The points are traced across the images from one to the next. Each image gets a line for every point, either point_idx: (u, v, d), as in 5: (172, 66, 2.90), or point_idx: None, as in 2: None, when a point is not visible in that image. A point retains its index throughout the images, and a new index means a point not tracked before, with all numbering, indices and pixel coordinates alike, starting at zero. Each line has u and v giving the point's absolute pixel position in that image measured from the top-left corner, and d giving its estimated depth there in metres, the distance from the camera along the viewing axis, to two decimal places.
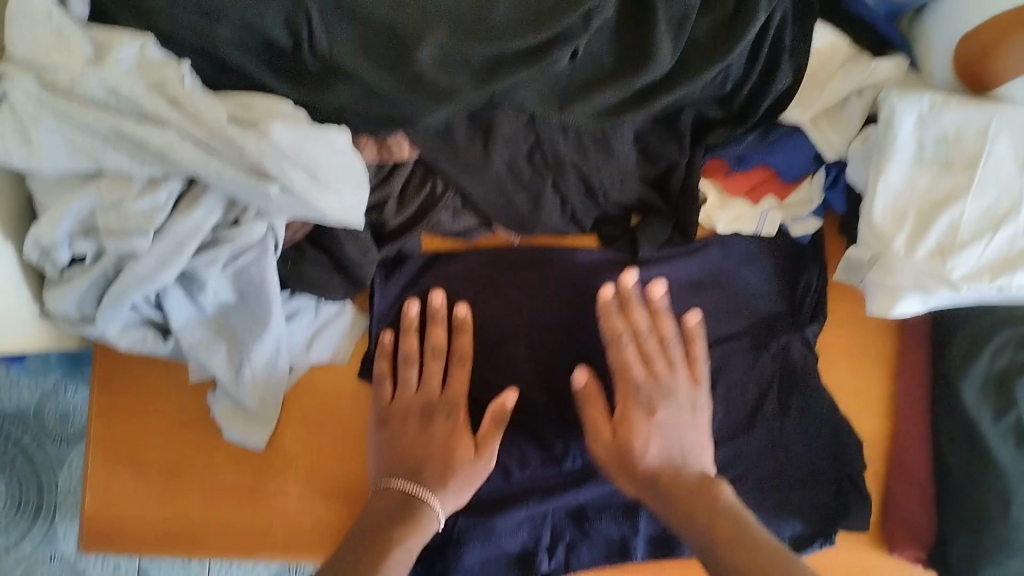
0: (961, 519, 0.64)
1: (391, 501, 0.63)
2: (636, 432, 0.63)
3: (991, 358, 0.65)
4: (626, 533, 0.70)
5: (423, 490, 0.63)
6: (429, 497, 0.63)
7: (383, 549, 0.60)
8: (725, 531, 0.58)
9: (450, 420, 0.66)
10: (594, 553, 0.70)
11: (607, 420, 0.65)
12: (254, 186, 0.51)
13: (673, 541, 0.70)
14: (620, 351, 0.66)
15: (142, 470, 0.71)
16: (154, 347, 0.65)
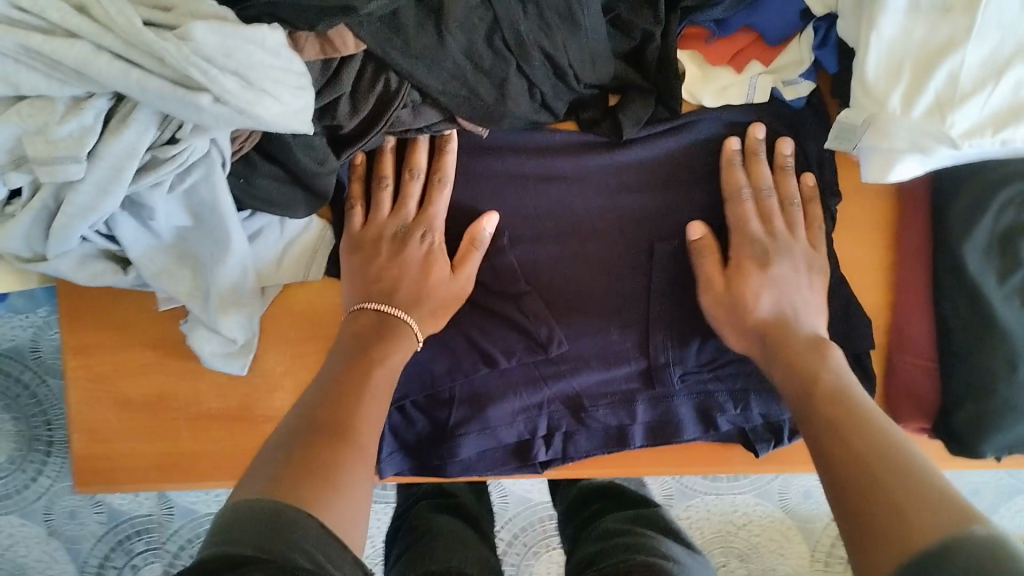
0: (965, 386, 0.62)
1: (367, 321, 0.61)
2: (752, 285, 0.62)
3: (995, 216, 0.61)
4: (624, 421, 0.68)
5: (397, 310, 0.62)
6: (403, 315, 0.62)
7: (367, 361, 0.58)
8: (821, 383, 0.54)
9: (425, 247, 0.64)
10: (592, 440, 0.69)
11: (721, 272, 0.64)
12: (184, 97, 0.47)
13: (673, 427, 0.68)
14: (742, 206, 0.65)
15: (125, 405, 0.69)
16: (116, 279, 0.63)
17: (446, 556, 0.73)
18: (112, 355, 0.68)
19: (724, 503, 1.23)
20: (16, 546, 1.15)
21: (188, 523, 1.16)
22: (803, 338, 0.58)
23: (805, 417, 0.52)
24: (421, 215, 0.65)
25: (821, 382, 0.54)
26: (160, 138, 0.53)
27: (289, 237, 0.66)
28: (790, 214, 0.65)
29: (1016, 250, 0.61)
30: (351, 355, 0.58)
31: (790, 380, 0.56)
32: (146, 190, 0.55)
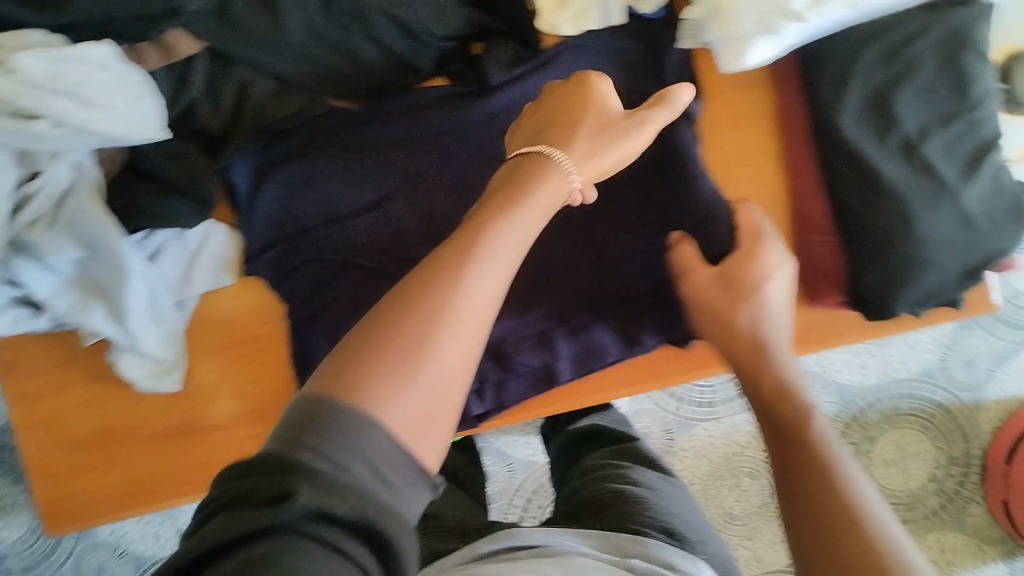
0: (866, 250, 0.62)
1: (517, 167, 0.49)
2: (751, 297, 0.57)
3: (863, 78, 0.61)
4: (548, 359, 0.69)
5: (538, 148, 0.50)
6: (545, 151, 0.49)
7: (518, 198, 0.46)
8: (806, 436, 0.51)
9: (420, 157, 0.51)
10: (521, 385, 0.69)
11: (707, 271, 0.61)
12: (21, 126, 0.48)
13: (592, 352, 0.69)
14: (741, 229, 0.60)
15: (76, 444, 0.70)
16: (31, 324, 0.64)
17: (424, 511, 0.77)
18: (52, 399, 0.69)
19: (723, 429, 1.18)
20: None
21: None
22: (784, 365, 0.55)
23: (768, 430, 0.53)
24: None
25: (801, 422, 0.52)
26: (22, 175, 0.55)
27: (192, 247, 0.68)
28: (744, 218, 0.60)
29: (891, 106, 0.61)
30: (485, 210, 0.45)
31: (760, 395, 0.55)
32: (25, 228, 0.58)
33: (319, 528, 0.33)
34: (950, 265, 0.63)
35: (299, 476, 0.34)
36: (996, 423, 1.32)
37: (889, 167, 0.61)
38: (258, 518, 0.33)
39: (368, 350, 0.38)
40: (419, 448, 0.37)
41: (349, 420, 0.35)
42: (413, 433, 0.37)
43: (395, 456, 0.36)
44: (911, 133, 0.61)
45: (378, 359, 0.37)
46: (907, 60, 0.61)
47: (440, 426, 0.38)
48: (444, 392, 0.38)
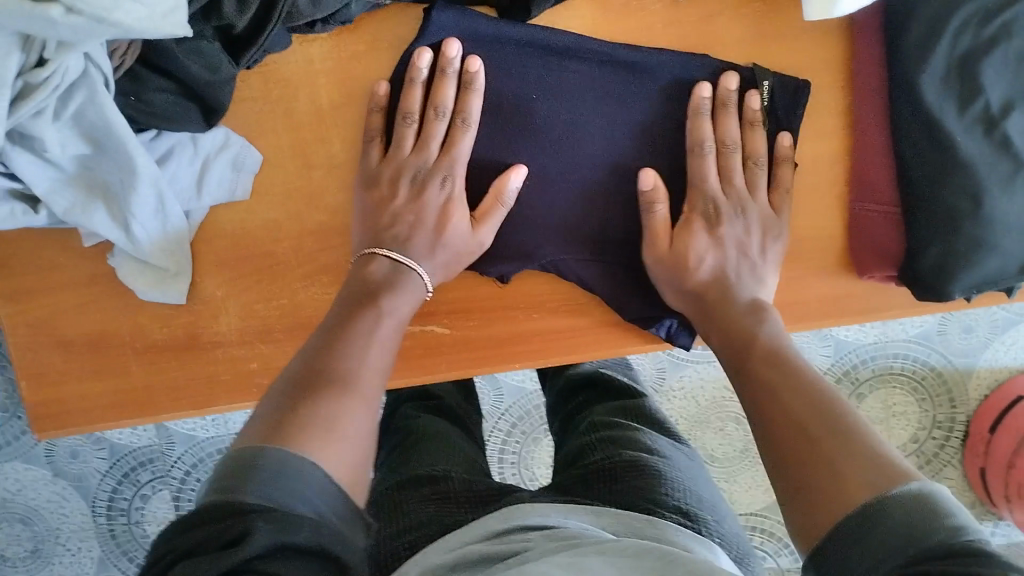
0: (930, 229, 0.59)
1: (357, 286, 0.58)
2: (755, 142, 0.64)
3: (952, 40, 0.58)
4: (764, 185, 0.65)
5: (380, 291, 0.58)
6: (386, 292, 0.58)
7: (345, 326, 0.54)
8: (821, 463, 0.45)
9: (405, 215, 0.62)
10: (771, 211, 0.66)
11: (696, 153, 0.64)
12: (32, 12, 0.42)
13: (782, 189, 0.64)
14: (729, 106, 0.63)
15: (69, 346, 0.67)
16: (28, 220, 0.59)
17: (427, 458, 0.70)
18: (47, 295, 0.66)
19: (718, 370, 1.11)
20: (25, 491, 1.08)
21: (191, 449, 1.08)
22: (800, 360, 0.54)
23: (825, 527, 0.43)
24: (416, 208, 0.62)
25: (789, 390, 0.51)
26: (28, 63, 0.48)
27: (204, 156, 0.62)
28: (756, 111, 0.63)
29: (977, 74, 0.58)
30: (337, 317, 0.56)
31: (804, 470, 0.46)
32: (29, 120, 0.51)
33: (278, 561, 0.36)
34: (1012, 251, 0.60)
35: (256, 517, 0.37)
36: (985, 392, 1.21)
37: (968, 139, 0.58)
38: (217, 563, 0.35)
39: (289, 420, 0.45)
40: (350, 480, 0.45)
41: (287, 463, 0.41)
42: (334, 464, 0.44)
43: (328, 489, 0.42)
44: (993, 106, 0.58)
45: (289, 414, 0.45)
46: (1001, 25, 0.58)
47: (355, 487, 0.45)
48: (355, 466, 0.46)
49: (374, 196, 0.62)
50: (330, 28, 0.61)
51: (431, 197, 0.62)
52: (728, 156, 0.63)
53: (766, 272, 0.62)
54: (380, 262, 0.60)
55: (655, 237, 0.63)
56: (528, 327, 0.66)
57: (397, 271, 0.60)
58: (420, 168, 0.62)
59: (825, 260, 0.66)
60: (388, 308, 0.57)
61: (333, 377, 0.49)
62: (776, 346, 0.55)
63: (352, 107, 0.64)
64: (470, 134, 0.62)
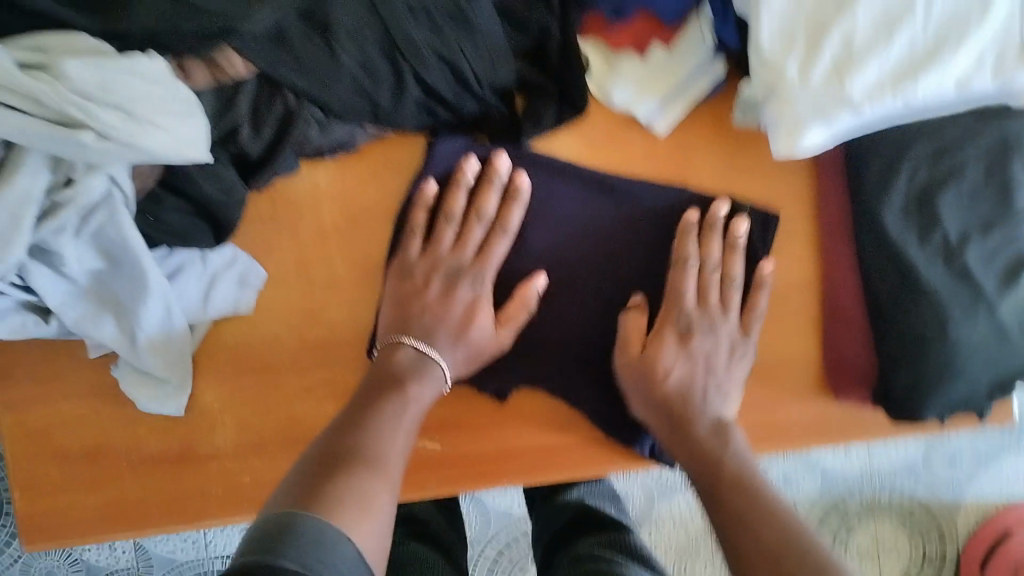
0: (899, 353, 0.62)
1: (387, 365, 0.63)
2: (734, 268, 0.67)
3: (908, 177, 0.63)
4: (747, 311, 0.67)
5: (401, 351, 0.64)
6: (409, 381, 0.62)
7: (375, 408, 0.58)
8: None
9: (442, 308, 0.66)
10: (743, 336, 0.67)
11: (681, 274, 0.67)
12: (64, 137, 0.45)
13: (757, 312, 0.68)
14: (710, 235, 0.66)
15: (63, 458, 0.68)
16: (38, 330, 0.62)
17: None
18: (47, 407, 0.67)
19: None
20: None
21: (171, 572, 1.06)
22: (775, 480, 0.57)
23: None
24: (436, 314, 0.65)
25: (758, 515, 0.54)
26: (55, 181, 0.52)
27: (211, 272, 0.66)
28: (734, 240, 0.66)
29: (934, 208, 0.63)
30: (384, 381, 0.61)
31: None
32: (52, 236, 0.54)
33: None
34: (978, 375, 0.63)
35: None
36: (974, 524, 1.20)
37: (929, 268, 0.62)
38: None
39: (337, 466, 0.52)
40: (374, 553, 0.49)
41: (319, 526, 0.45)
42: (365, 540, 0.48)
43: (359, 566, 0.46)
44: (951, 237, 0.63)
45: (317, 489, 0.49)
46: (952, 165, 0.63)
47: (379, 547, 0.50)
48: (379, 540, 0.49)
49: (405, 286, 0.66)
50: (335, 153, 0.66)
51: (461, 293, 0.66)
52: (705, 275, 0.67)
53: (731, 388, 0.66)
54: (406, 351, 0.64)
55: (628, 343, 0.66)
56: (516, 444, 0.68)
57: (421, 361, 0.63)
58: (456, 266, 0.66)
59: (802, 382, 0.68)
60: (411, 394, 0.61)
61: (359, 456, 0.53)
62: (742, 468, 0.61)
63: (353, 228, 0.68)
64: (508, 241, 0.66)
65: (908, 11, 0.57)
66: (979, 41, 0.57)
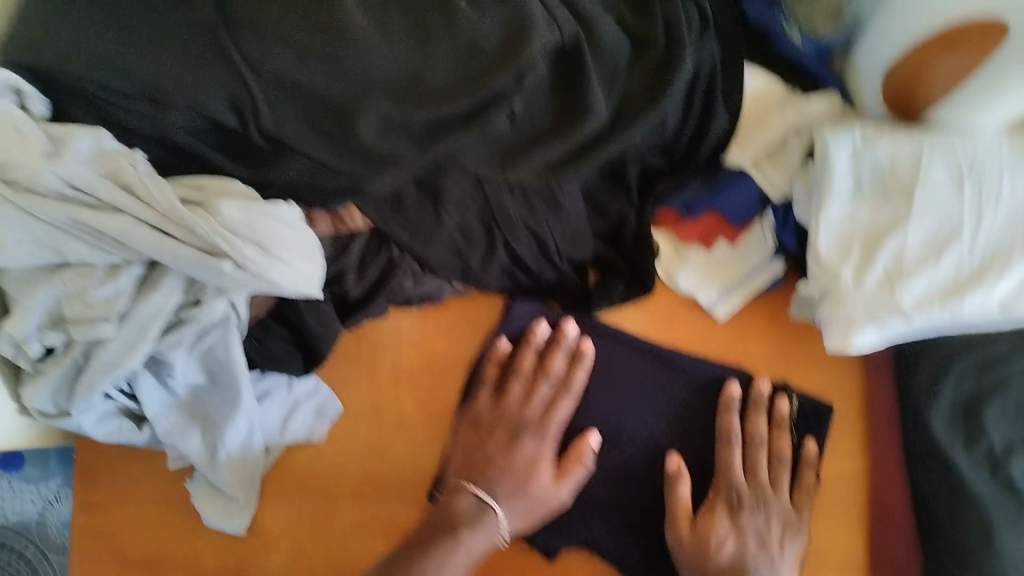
0: (946, 553, 0.63)
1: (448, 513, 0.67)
2: (783, 446, 0.69)
3: (955, 384, 0.67)
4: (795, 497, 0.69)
5: (465, 496, 0.68)
6: (466, 530, 0.66)
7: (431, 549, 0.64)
8: None
9: (523, 456, 0.69)
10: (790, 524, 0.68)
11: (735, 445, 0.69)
12: (207, 263, 0.53)
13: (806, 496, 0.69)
14: (759, 409, 0.70)
15: (122, 563, 0.70)
16: (130, 437, 0.66)
17: None
18: (118, 510, 0.71)
19: None
20: None
21: None
22: None
23: None
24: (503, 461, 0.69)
25: None
26: (184, 300, 0.59)
27: (295, 398, 0.71)
28: (781, 416, 0.70)
29: (980, 418, 0.66)
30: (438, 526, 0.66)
31: None
32: (169, 348, 0.60)
33: None
34: None
35: None
36: None
37: (976, 473, 0.64)
38: None
39: None
40: None
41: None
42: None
43: None
44: (996, 447, 0.65)
45: None
46: (998, 377, 0.67)
47: None
48: None
49: (473, 435, 0.71)
50: (423, 303, 0.74)
51: (524, 450, 0.69)
52: (755, 452, 0.69)
53: (784, 568, 0.65)
54: (468, 500, 0.67)
55: (676, 519, 0.67)
56: None
57: (480, 511, 0.67)
58: (520, 423, 0.70)
59: (845, 574, 0.69)
60: (464, 542, 0.65)
61: None
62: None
63: (428, 375, 0.74)
64: (571, 401, 0.70)
65: (957, 232, 0.62)
66: None
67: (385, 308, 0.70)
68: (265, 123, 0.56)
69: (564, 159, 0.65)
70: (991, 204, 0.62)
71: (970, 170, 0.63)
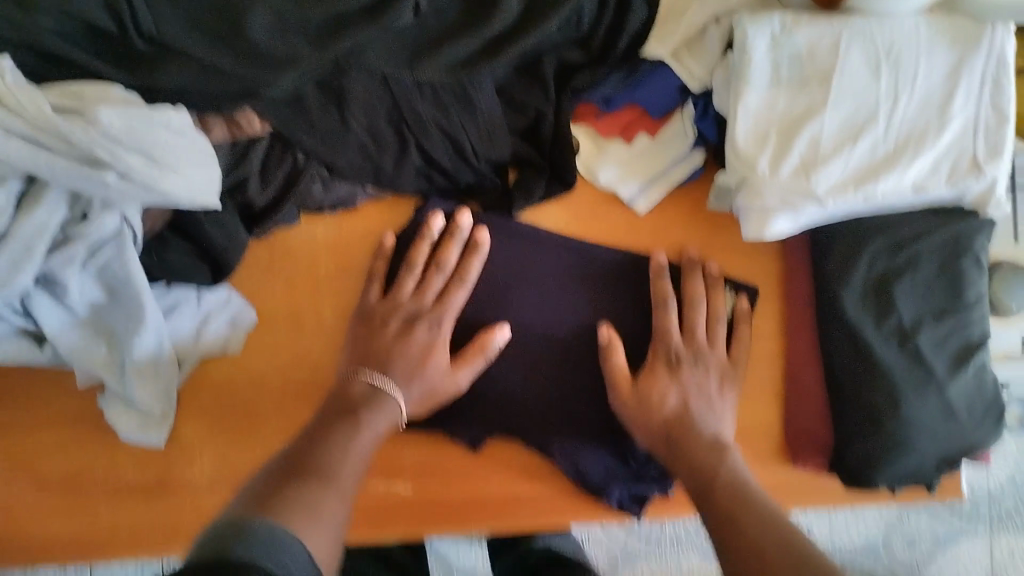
0: (857, 426, 0.67)
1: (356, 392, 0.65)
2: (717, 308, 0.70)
3: (870, 262, 0.67)
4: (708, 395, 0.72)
5: (364, 368, 0.66)
6: (363, 410, 0.63)
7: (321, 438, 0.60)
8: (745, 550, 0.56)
9: (429, 337, 0.67)
10: None
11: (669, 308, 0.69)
12: (91, 175, 0.49)
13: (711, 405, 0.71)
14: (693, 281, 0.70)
15: (38, 483, 0.69)
16: (30, 357, 0.63)
17: None
18: (28, 433, 0.69)
19: None
20: None
21: None
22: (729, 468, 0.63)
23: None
24: (434, 308, 0.68)
25: (722, 495, 0.61)
26: (69, 216, 0.56)
27: (205, 311, 0.68)
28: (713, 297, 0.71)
29: (891, 294, 0.67)
30: (337, 408, 0.63)
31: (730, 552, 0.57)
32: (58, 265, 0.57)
33: None
34: (926, 454, 0.67)
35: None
36: None
37: (885, 349, 0.66)
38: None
39: (295, 475, 0.55)
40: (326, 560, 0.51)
41: (271, 527, 0.47)
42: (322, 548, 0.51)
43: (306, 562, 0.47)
44: (904, 322, 0.66)
45: (271, 504, 0.51)
46: (910, 255, 0.67)
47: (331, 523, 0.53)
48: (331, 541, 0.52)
49: (363, 330, 0.68)
50: (335, 209, 0.71)
51: (418, 336, 0.67)
52: (693, 313, 0.70)
53: (726, 414, 0.67)
54: (362, 383, 0.65)
55: (618, 382, 0.67)
56: (490, 492, 0.71)
57: (376, 393, 0.65)
58: (416, 311, 0.68)
59: (763, 449, 0.71)
60: (366, 421, 0.62)
61: (312, 472, 0.56)
62: (738, 482, 0.62)
63: (346, 279, 0.72)
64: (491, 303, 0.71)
65: (873, 117, 0.62)
66: (937, 150, 0.62)
67: (294, 215, 0.68)
68: (143, 23, 0.53)
69: (476, 57, 0.62)
70: (905, 89, 0.62)
71: (887, 56, 0.62)
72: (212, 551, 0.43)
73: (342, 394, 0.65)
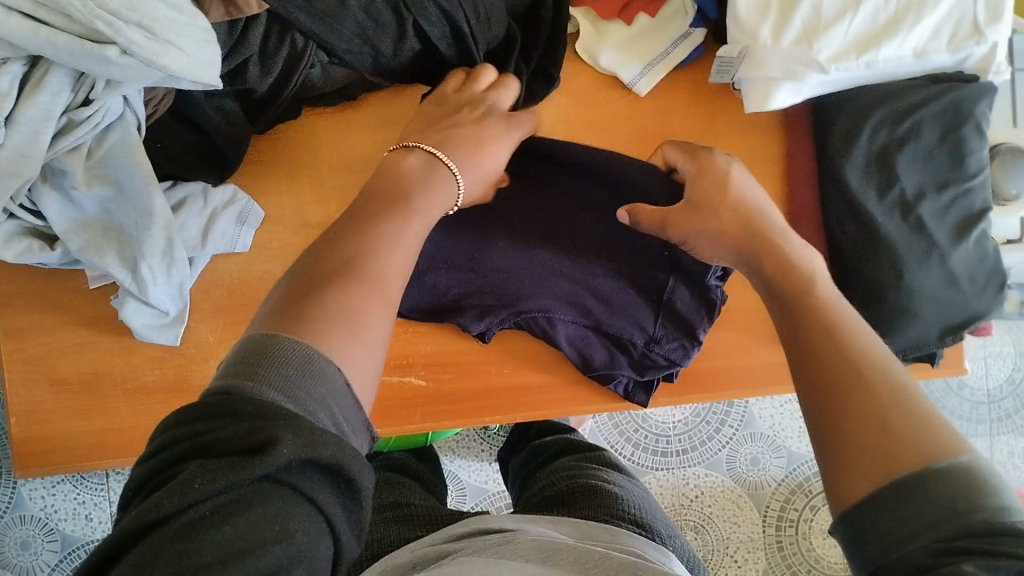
0: (859, 296, 0.68)
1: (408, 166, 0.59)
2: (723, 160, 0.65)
3: (870, 136, 0.67)
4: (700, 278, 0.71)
5: (420, 145, 0.61)
6: (414, 188, 0.57)
7: (372, 216, 0.52)
8: (861, 413, 0.43)
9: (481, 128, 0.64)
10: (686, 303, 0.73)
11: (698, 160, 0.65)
12: (90, 50, 0.49)
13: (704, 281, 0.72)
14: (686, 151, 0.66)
15: (57, 384, 0.70)
16: (41, 256, 0.64)
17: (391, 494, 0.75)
18: (44, 335, 0.70)
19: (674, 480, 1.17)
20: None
21: None
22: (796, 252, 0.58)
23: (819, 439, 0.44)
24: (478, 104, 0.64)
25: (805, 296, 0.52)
26: (74, 100, 0.55)
27: (212, 208, 0.67)
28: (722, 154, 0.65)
29: (892, 164, 0.67)
30: (383, 184, 0.56)
31: (813, 391, 0.46)
32: (64, 155, 0.57)
33: (298, 475, 0.35)
34: (930, 321, 0.69)
35: (275, 425, 0.34)
36: None
37: (888, 219, 0.67)
38: (239, 469, 0.33)
39: (326, 279, 0.45)
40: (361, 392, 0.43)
41: (300, 343, 0.40)
42: (356, 373, 0.42)
43: (345, 403, 0.40)
44: (907, 192, 0.67)
45: (297, 315, 0.42)
46: (912, 125, 0.67)
47: (367, 340, 0.44)
48: (368, 368, 0.43)
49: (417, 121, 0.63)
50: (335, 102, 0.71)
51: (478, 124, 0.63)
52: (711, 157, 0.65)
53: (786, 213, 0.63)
54: (415, 155, 0.60)
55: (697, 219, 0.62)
56: (499, 382, 0.74)
57: (430, 168, 0.59)
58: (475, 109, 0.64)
59: None
60: (417, 209, 0.55)
61: (347, 274, 0.46)
62: (819, 285, 0.53)
63: (350, 173, 0.72)
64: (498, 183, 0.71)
65: None
66: (938, 15, 0.61)
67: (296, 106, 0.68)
68: None
69: None
70: None
71: None
72: (222, 404, 0.36)
73: (390, 162, 0.59)
